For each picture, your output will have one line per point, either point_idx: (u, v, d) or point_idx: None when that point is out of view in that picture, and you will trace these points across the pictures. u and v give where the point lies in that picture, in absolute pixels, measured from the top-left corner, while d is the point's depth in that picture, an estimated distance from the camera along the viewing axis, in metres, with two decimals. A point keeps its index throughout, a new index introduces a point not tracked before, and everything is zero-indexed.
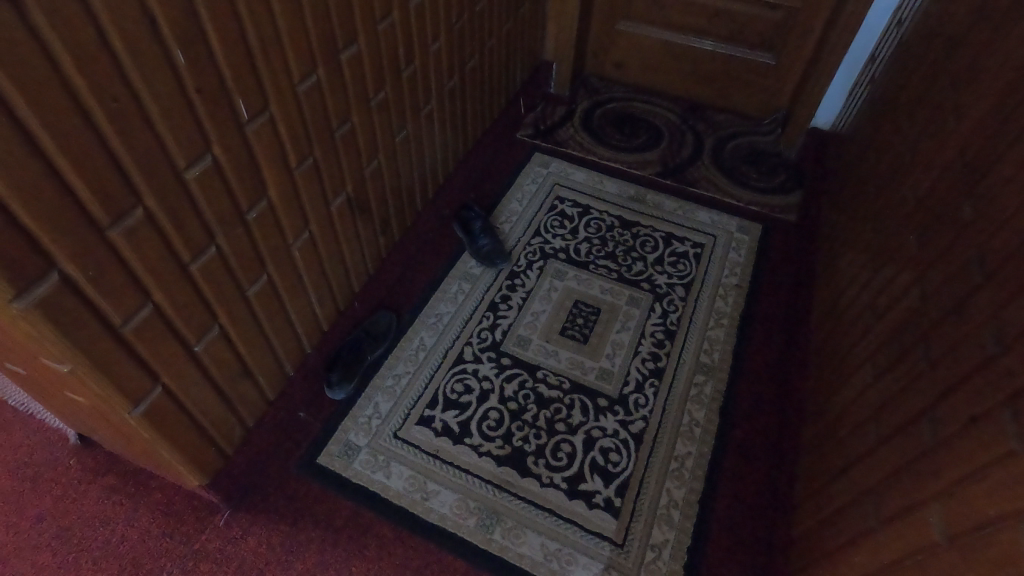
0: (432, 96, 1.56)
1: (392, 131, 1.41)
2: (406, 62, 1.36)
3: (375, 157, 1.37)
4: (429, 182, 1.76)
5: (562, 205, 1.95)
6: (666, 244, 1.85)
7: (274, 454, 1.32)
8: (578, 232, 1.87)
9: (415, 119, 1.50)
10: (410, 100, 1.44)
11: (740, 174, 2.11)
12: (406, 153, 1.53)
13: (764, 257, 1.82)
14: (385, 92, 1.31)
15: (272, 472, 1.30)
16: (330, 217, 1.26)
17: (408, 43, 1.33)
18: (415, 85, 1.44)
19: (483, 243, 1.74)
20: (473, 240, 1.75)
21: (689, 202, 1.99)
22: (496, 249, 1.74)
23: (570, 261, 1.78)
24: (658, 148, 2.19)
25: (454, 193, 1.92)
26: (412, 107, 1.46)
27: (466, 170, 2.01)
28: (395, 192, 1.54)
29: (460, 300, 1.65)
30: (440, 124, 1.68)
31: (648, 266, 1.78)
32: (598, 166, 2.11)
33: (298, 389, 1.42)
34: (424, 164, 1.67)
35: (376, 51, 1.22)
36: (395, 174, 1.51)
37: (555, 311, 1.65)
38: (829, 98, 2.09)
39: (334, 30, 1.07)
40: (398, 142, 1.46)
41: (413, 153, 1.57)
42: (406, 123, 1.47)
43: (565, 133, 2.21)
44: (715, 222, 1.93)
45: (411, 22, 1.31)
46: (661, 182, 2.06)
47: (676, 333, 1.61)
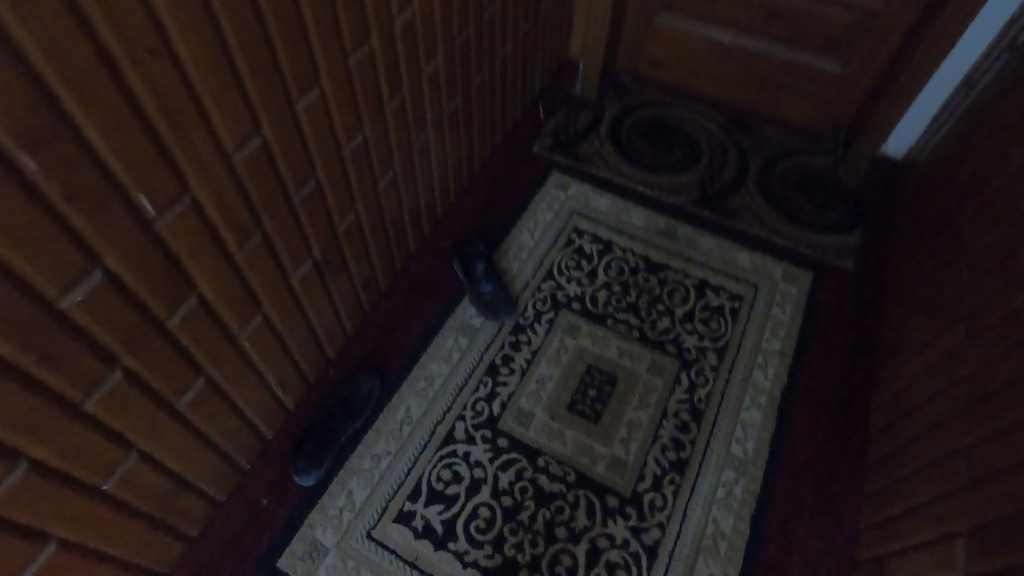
0: (426, 123, 1.30)
1: (373, 174, 1.16)
2: (391, 93, 1.10)
3: (351, 207, 1.13)
4: (427, 216, 1.51)
5: (580, 241, 1.70)
6: (698, 295, 1.59)
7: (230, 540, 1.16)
8: (597, 276, 1.62)
9: (404, 153, 1.25)
10: (397, 134, 1.19)
11: (790, 205, 1.81)
12: (394, 193, 1.28)
13: (813, 315, 1.56)
14: (362, 133, 1.06)
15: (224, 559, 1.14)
16: (291, 289, 1.04)
17: (393, 68, 1.07)
18: (402, 116, 1.18)
19: (487, 288, 1.51)
20: (474, 283, 1.52)
21: (729, 241, 1.72)
22: (500, 297, 1.51)
23: (585, 314, 1.54)
24: (695, 169, 1.89)
25: (458, 223, 1.68)
26: (399, 144, 1.21)
27: (471, 193, 1.75)
28: (380, 239, 1.30)
29: (455, 360, 1.44)
30: (439, 151, 1.42)
31: (676, 323, 1.54)
32: (624, 190, 1.83)
33: (265, 469, 1.24)
34: (419, 200, 1.42)
35: (348, 88, 0.96)
36: (381, 219, 1.27)
37: (563, 378, 1.42)
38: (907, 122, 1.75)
39: (284, 79, 0.82)
40: (382, 184, 1.22)
41: (402, 191, 1.32)
42: (392, 161, 1.22)
43: (588, 147, 1.93)
44: (757, 267, 1.66)
45: (396, 42, 1.04)
46: (696, 213, 1.79)
47: (704, 413, 1.38)
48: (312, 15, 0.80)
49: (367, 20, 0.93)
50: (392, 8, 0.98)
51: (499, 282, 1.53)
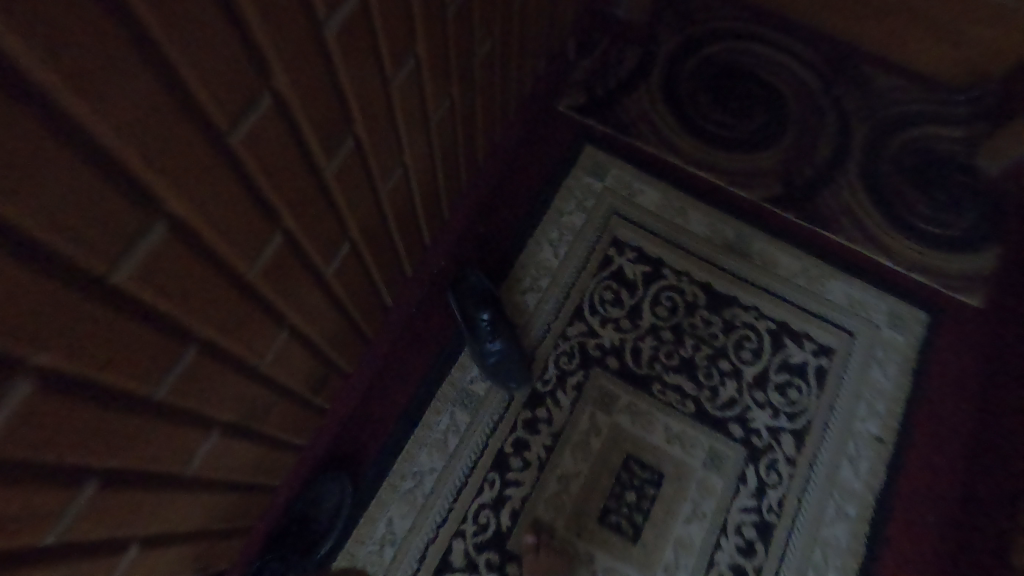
0: (410, 149, 0.81)
1: (319, 268, 0.72)
2: (328, 142, 0.61)
3: (285, 327, 0.70)
4: (419, 251, 1.06)
5: (618, 261, 1.26)
6: (774, 347, 1.20)
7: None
8: (641, 317, 1.21)
9: (370, 209, 0.78)
10: (355, 195, 0.71)
11: (906, 208, 1.33)
12: (360, 261, 0.83)
13: (922, 383, 1.19)
14: (283, 226, 0.60)
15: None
16: (192, 481, 0.66)
17: (328, 100, 0.57)
18: (361, 165, 0.69)
19: (495, 349, 1.12)
20: (477, 341, 1.12)
21: (819, 262, 1.28)
22: (513, 360, 1.12)
23: (624, 376, 1.16)
24: (781, 145, 1.37)
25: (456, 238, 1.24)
26: (359, 206, 0.74)
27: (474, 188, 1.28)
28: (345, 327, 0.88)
29: (451, 449, 1.09)
30: (431, 170, 0.93)
31: (743, 391, 1.17)
32: (681, 179, 1.34)
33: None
34: (404, 241, 0.96)
35: (226, 177, 0.48)
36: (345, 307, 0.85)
37: (593, 477, 1.09)
38: None
39: (36, 270, 0.37)
40: (338, 265, 0.76)
41: (376, 251, 0.87)
42: (354, 229, 0.75)
43: (635, 106, 1.38)
44: (854, 305, 1.24)
45: (326, 53, 0.53)
46: (778, 217, 1.32)
47: (773, 529, 1.07)
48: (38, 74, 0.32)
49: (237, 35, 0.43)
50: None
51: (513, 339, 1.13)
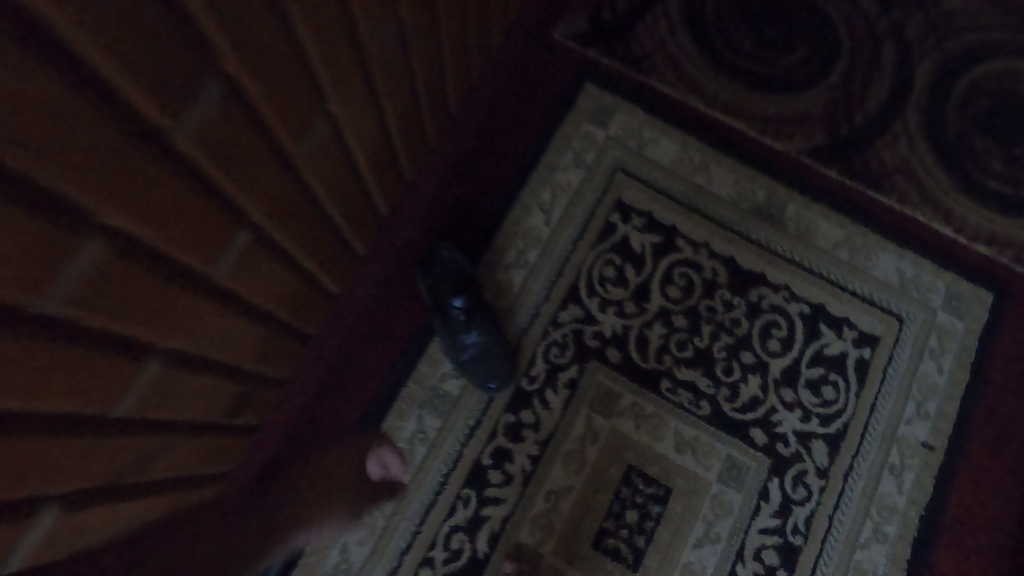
0: (322, 87, 0.58)
1: (187, 270, 0.51)
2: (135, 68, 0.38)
3: (140, 356, 0.51)
4: (370, 224, 0.84)
5: (623, 229, 1.03)
6: (808, 336, 1.00)
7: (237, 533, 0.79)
8: (648, 299, 1.01)
9: (266, 174, 0.55)
10: (229, 157, 0.50)
11: (972, 163, 1.10)
12: (271, 249, 0.62)
13: (982, 379, 1.00)
14: (75, 206, 0.39)
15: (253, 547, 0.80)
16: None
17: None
18: (227, 109, 0.47)
19: (470, 344, 0.92)
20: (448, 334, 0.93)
21: (865, 231, 1.06)
22: (493, 357, 0.93)
23: (627, 372, 0.97)
24: (826, 85, 1.12)
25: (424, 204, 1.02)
26: (246, 179, 0.53)
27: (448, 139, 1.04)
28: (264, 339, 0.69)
29: (419, 460, 0.92)
30: (370, 117, 0.70)
31: (768, 390, 0.98)
32: (702, 126, 1.09)
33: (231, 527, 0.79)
34: (343, 214, 0.74)
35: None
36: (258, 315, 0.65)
37: (587, 493, 0.91)
38: None
39: None
40: (229, 261, 0.56)
41: (296, 231, 0.65)
42: (242, 203, 0.54)
43: (654, 36, 1.10)
44: (905, 285, 1.04)
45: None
46: (819, 175, 1.09)
47: (798, 553, 0.91)
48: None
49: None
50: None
51: (493, 330, 0.94)
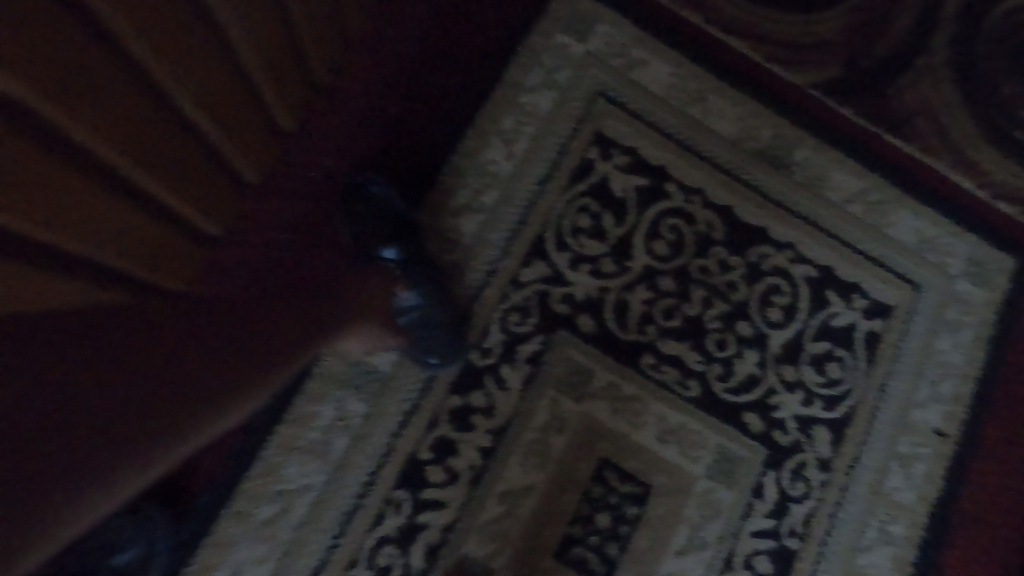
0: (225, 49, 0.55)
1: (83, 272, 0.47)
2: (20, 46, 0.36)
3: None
4: (262, 144, 0.68)
5: (603, 168, 0.83)
6: (814, 304, 0.85)
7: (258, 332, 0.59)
8: (631, 257, 0.82)
9: (162, 145, 0.52)
10: (118, 132, 0.46)
11: (1002, 106, 0.94)
12: (167, 224, 0.57)
13: (1001, 356, 0.87)
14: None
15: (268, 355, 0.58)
16: None
17: None
18: (116, 84, 0.45)
19: (406, 310, 0.72)
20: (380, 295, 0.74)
21: (882, 182, 0.90)
22: (437, 324, 0.72)
23: (603, 345, 0.79)
24: (846, 5, 0.93)
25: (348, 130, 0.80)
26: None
27: (379, 45, 0.81)
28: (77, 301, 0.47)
29: (338, 455, 0.71)
30: (279, 68, 0.64)
31: (768, 367, 0.82)
32: (700, 45, 0.88)
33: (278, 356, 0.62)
34: (240, 155, 0.64)
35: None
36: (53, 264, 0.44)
37: (550, 494, 0.74)
38: None
39: None
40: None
41: (205, 200, 0.62)
42: (131, 178, 0.50)
43: None
44: (924, 247, 0.89)
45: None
46: (833, 113, 0.91)
47: (794, 559, 0.78)
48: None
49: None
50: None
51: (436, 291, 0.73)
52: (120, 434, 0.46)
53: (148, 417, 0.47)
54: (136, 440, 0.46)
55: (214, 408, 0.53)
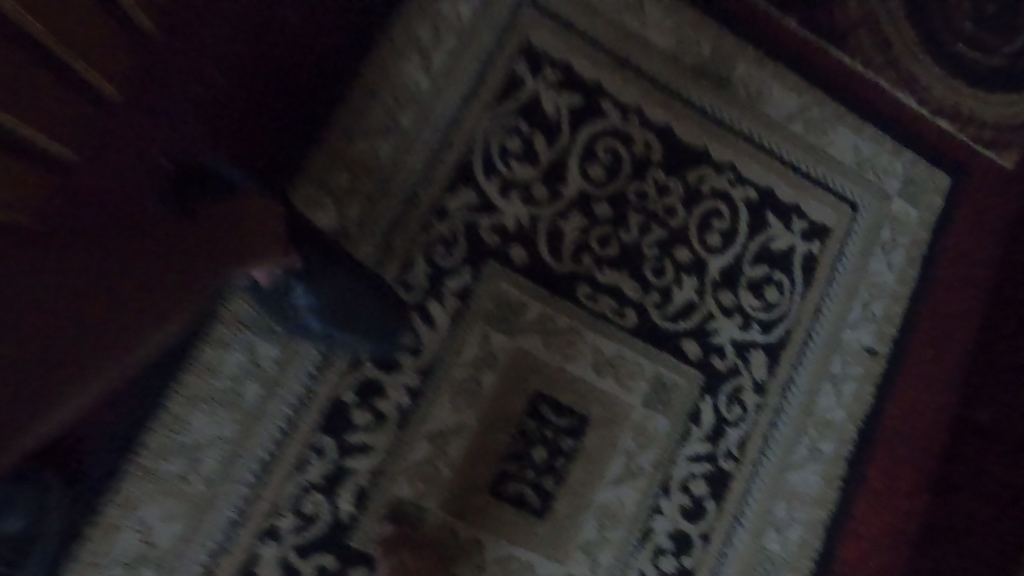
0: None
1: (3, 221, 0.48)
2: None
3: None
4: (128, 69, 0.62)
5: (532, 85, 0.76)
6: (753, 227, 0.82)
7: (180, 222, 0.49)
8: (564, 182, 0.77)
9: (13, 78, 0.47)
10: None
11: (942, 18, 0.91)
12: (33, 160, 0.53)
13: (929, 275, 0.88)
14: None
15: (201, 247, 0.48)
16: None
17: None
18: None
19: (321, 304, 0.60)
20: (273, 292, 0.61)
21: (823, 99, 0.86)
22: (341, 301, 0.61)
23: (536, 277, 0.75)
24: None
25: (236, 35, 0.69)
26: None
27: None
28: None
29: (250, 404, 0.66)
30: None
31: (704, 294, 0.80)
32: None
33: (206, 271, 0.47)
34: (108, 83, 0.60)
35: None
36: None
37: (481, 432, 0.71)
38: None
39: None
40: None
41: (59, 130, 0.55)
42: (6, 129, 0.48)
43: None
44: (862, 167, 0.87)
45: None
46: (776, 26, 0.86)
47: (729, 481, 0.78)
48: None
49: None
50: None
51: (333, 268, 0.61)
52: (71, 356, 0.44)
53: (95, 336, 0.45)
54: (93, 357, 0.45)
55: (168, 322, 0.46)
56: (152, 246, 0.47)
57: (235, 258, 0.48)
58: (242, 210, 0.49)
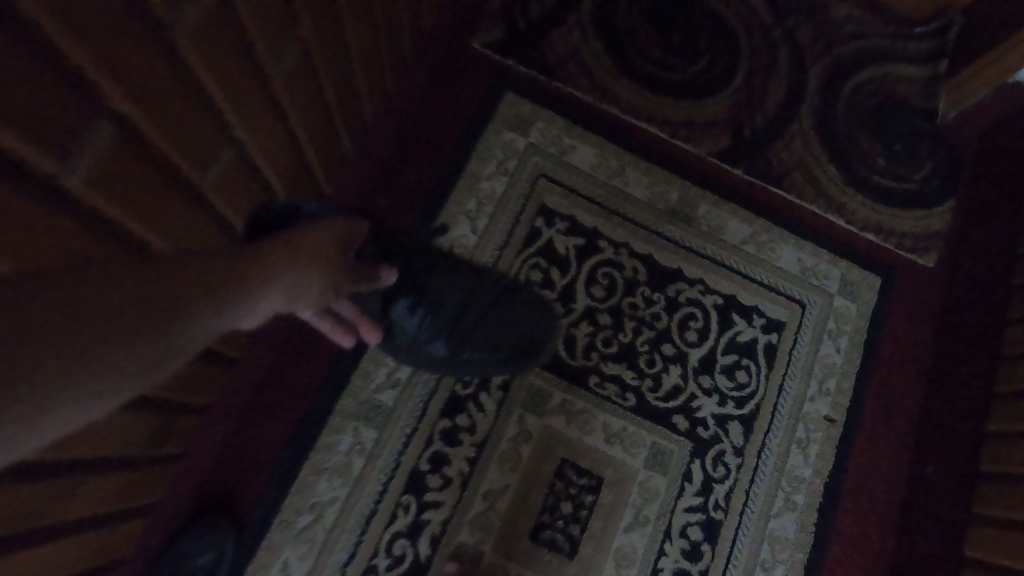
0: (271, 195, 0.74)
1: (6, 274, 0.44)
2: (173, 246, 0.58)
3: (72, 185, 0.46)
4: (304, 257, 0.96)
5: (547, 233, 1.07)
6: (722, 325, 1.08)
7: (190, 260, 0.46)
8: (574, 300, 1.05)
9: None
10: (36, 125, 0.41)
11: (855, 158, 1.21)
12: None
13: (874, 355, 1.10)
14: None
15: (225, 277, 0.48)
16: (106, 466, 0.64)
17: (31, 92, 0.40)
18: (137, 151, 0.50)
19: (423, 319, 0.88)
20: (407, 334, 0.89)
21: (769, 226, 1.15)
22: (439, 309, 0.89)
23: (557, 371, 1.01)
24: (729, 89, 1.20)
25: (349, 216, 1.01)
26: (180, 222, 0.59)
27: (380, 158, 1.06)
28: None
29: (356, 472, 0.93)
30: (302, 193, 0.82)
31: (688, 378, 1.04)
32: (615, 130, 1.14)
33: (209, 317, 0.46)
34: None
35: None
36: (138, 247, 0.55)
37: (522, 490, 0.95)
38: None
39: None
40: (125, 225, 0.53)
41: (162, 226, 0.57)
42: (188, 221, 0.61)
43: (565, 46, 1.16)
44: (806, 274, 1.13)
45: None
46: (727, 175, 1.16)
47: (720, 528, 0.99)
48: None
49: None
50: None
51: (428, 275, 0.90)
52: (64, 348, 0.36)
53: (112, 320, 0.39)
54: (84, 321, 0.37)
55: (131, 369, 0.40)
56: (157, 285, 0.43)
57: (225, 291, 0.48)
58: (298, 245, 0.59)
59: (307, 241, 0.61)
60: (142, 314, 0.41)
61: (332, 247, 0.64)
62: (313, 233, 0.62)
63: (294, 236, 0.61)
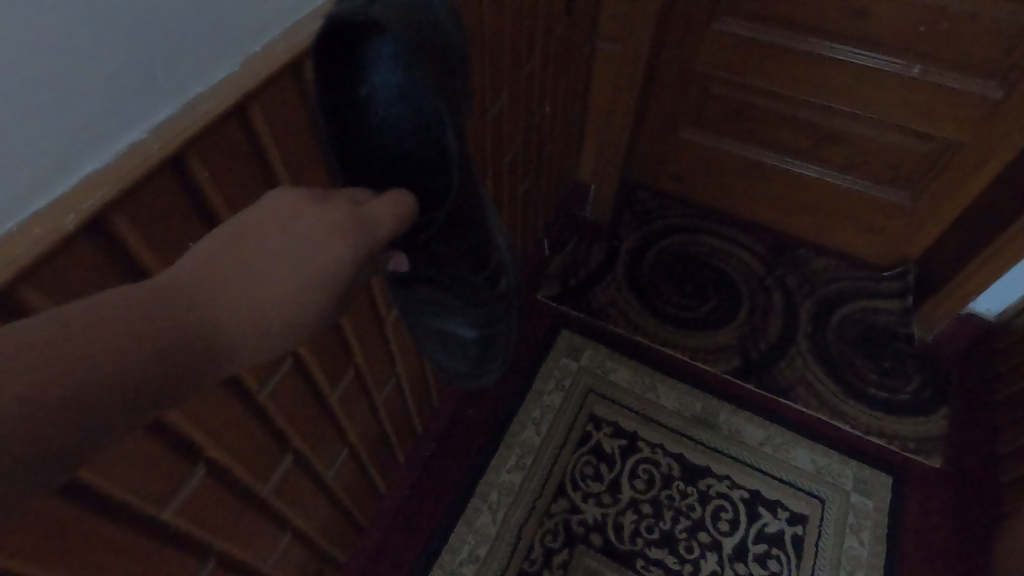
0: (406, 405, 1.10)
1: None
2: (357, 438, 0.93)
3: (222, 202, 0.50)
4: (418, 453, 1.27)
5: (597, 435, 1.36)
6: (750, 516, 1.27)
7: (132, 291, 0.34)
8: (620, 491, 1.29)
9: (386, 466, 1.11)
10: (227, 180, 0.49)
11: (852, 373, 1.48)
12: (365, 479, 1.04)
13: (897, 550, 1.24)
14: (325, 488, 0.89)
15: (142, 347, 0.33)
16: None
17: (233, 147, 0.49)
18: None
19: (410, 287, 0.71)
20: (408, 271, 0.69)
21: (782, 430, 1.39)
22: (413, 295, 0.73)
23: (608, 553, 1.22)
24: (736, 322, 1.56)
25: (449, 420, 1.34)
26: (365, 424, 0.95)
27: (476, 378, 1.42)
28: (350, 497, 1.00)
29: None
30: (422, 402, 1.18)
31: (723, 565, 1.21)
32: (648, 355, 1.50)
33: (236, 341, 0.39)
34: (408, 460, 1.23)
35: None
36: (250, 193, 0.53)
37: None
38: (996, 291, 1.41)
39: (141, 503, 0.54)
40: None
41: None
42: None
43: (604, 294, 1.60)
44: (821, 472, 1.33)
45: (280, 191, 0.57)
46: (742, 388, 1.45)
47: None
48: (121, 259, 0.43)
49: (260, 179, 0.54)
50: (311, 161, 0.60)
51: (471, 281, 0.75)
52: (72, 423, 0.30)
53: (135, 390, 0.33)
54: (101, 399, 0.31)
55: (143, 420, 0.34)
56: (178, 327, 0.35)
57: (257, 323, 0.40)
58: (274, 265, 0.41)
59: (273, 245, 0.42)
60: (77, 379, 0.30)
61: (339, 269, 0.45)
62: (296, 221, 0.43)
63: (270, 228, 0.42)
